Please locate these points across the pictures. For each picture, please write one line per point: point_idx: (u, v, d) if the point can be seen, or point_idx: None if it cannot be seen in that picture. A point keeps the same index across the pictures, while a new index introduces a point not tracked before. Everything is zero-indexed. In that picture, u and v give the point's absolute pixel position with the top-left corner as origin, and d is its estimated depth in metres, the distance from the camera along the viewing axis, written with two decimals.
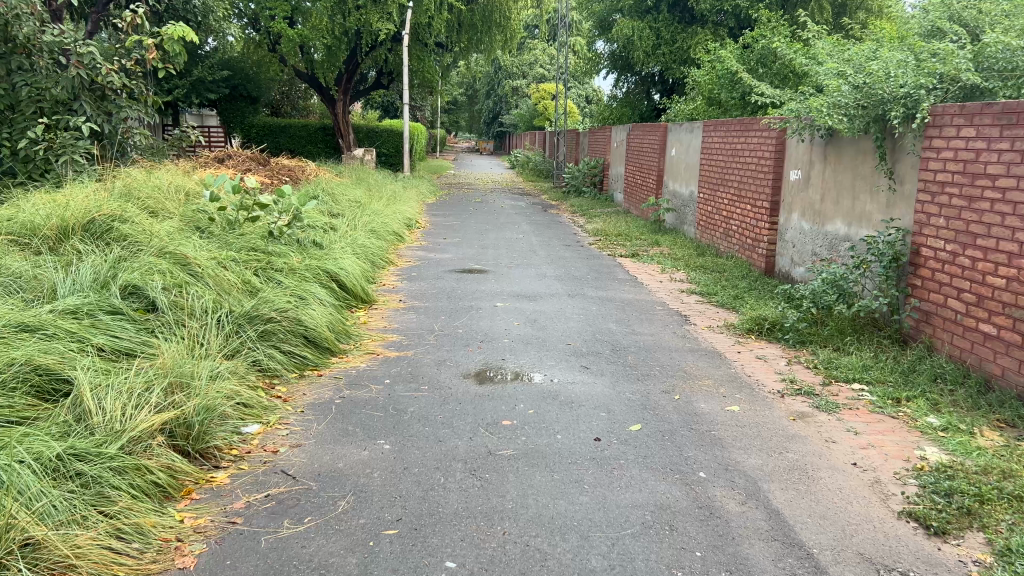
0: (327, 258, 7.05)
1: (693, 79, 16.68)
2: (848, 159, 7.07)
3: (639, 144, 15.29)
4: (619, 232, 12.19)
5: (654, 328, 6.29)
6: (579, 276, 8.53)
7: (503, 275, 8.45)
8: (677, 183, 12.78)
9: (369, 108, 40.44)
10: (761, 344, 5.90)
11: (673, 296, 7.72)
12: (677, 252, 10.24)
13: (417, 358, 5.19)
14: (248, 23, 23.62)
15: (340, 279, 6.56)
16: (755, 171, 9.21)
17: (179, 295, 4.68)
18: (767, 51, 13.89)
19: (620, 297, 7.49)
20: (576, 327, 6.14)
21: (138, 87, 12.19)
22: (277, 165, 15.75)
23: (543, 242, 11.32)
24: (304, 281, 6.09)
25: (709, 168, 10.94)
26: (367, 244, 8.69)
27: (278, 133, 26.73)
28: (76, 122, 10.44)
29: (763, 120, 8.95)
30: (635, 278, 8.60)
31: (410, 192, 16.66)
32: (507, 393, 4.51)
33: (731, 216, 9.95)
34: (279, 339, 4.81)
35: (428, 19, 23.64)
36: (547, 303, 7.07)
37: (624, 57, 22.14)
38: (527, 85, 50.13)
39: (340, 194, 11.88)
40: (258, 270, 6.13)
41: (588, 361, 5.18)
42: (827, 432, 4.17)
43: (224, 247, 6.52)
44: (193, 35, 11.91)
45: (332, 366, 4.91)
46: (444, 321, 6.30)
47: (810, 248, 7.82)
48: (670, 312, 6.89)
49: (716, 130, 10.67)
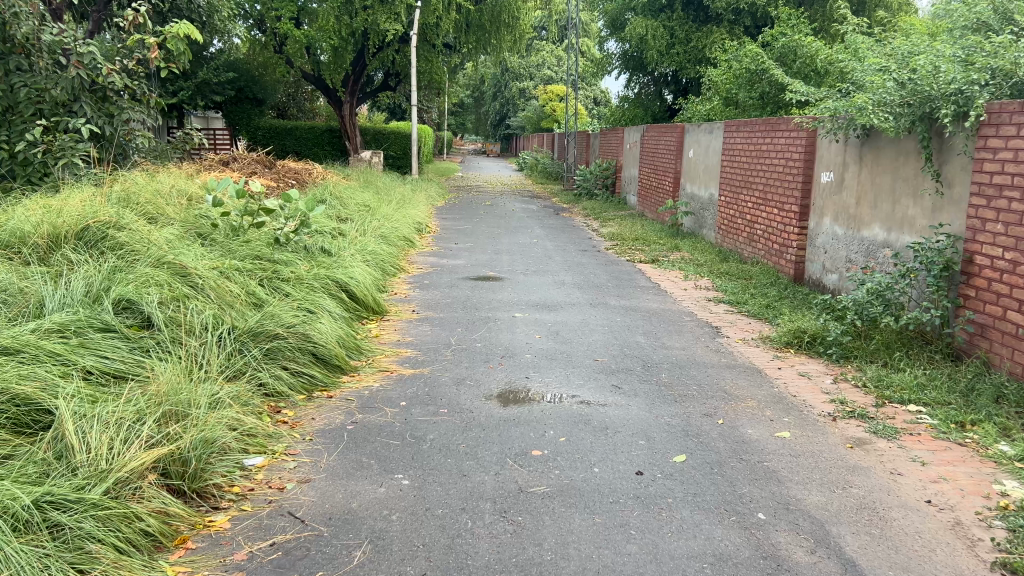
0: (335, 266, 6.66)
1: (710, 79, 16.28)
2: (888, 160, 6.66)
3: (654, 145, 14.90)
4: (636, 237, 11.80)
5: (685, 341, 5.88)
6: (600, 283, 8.14)
7: (520, 282, 8.06)
8: (695, 185, 12.37)
9: (376, 109, 40.12)
10: (802, 360, 5.49)
11: (700, 305, 7.31)
12: (699, 258, 9.84)
13: (433, 377, 4.80)
14: (254, 24, 23.33)
15: (350, 289, 6.17)
16: (782, 174, 8.80)
17: (178, 310, 4.30)
18: (788, 49, 13.48)
19: (644, 307, 7.09)
20: (602, 341, 5.74)
21: (140, 87, 11.86)
22: (284, 168, 15.40)
23: (558, 247, 10.94)
24: (312, 292, 5.72)
25: (731, 169, 10.53)
26: (377, 250, 8.31)
27: (285, 136, 26.42)
28: (76, 123, 10.12)
29: (791, 120, 8.55)
30: (658, 285, 8.21)
31: (419, 195, 16.30)
32: (535, 418, 4.13)
33: (755, 221, 9.55)
34: (286, 358, 4.43)
35: (437, 19, 23.31)
36: (568, 313, 6.67)
37: (636, 57, 21.75)
38: (535, 86, 49.77)
39: (349, 197, 11.51)
40: (263, 280, 5.75)
41: (620, 380, 4.78)
42: (891, 462, 3.76)
43: (227, 255, 6.15)
44: (197, 35, 11.59)
45: (342, 387, 4.52)
46: (460, 334, 5.91)
47: (844, 254, 7.41)
48: (699, 324, 6.49)
49: (738, 130, 10.27)
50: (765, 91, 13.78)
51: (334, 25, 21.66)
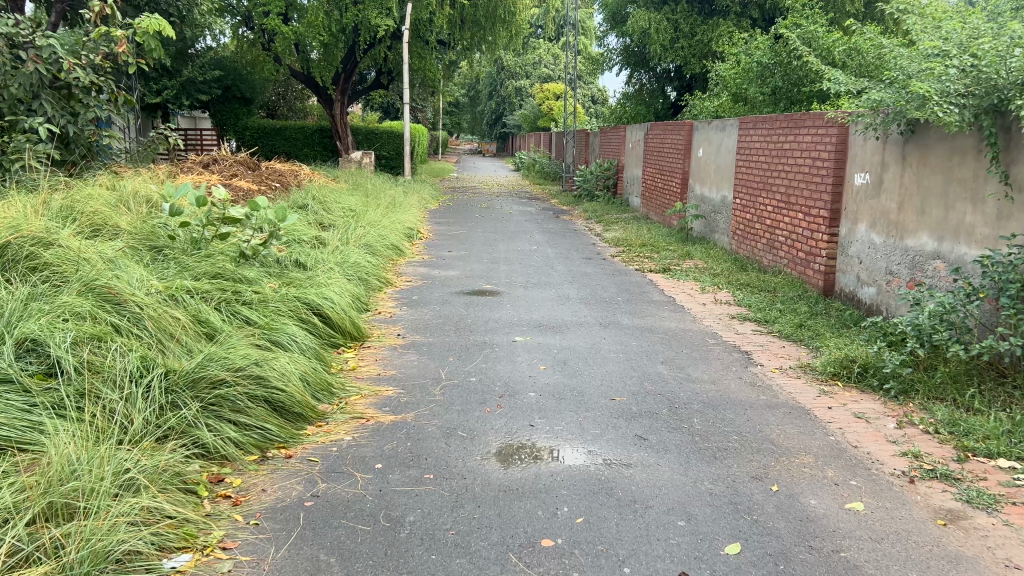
0: (308, 285, 5.82)
1: (717, 74, 15.51)
2: (939, 159, 5.83)
3: (659, 144, 14.08)
4: (644, 242, 10.97)
5: (714, 372, 5.03)
6: (610, 298, 7.30)
7: (519, 297, 7.23)
8: (706, 187, 11.54)
9: (368, 108, 39.18)
10: (853, 396, 4.67)
11: (725, 325, 6.47)
12: (715, 267, 9.01)
13: (418, 427, 3.93)
14: (241, 21, 22.51)
15: (323, 312, 5.33)
16: (807, 175, 7.98)
17: (96, 353, 3.44)
18: (804, 40, 12.63)
19: (662, 326, 6.25)
20: (618, 373, 4.89)
21: (109, 85, 10.94)
22: (267, 170, 14.55)
23: (560, 254, 10.11)
24: (276, 319, 4.87)
25: (747, 169, 9.71)
26: (359, 262, 7.46)
27: (273, 136, 25.58)
28: (33, 122, 9.25)
29: (819, 115, 7.73)
30: (672, 299, 7.39)
31: (411, 198, 15.48)
32: (544, 486, 3.28)
33: (777, 226, 8.72)
34: (233, 409, 3.57)
35: (430, 15, 22.47)
36: (576, 336, 5.83)
37: (638, 52, 20.99)
38: (531, 85, 48.91)
39: (334, 202, 10.65)
40: (219, 305, 4.91)
41: (644, 429, 3.95)
42: (1001, 547, 2.93)
43: (181, 273, 5.31)
44: (169, 28, 10.69)
45: (304, 443, 3.67)
46: (452, 364, 5.05)
47: (884, 265, 6.59)
48: (727, 349, 5.63)
49: (755, 128, 9.45)
50: (777, 86, 13.01)
51: (323, 21, 20.78)
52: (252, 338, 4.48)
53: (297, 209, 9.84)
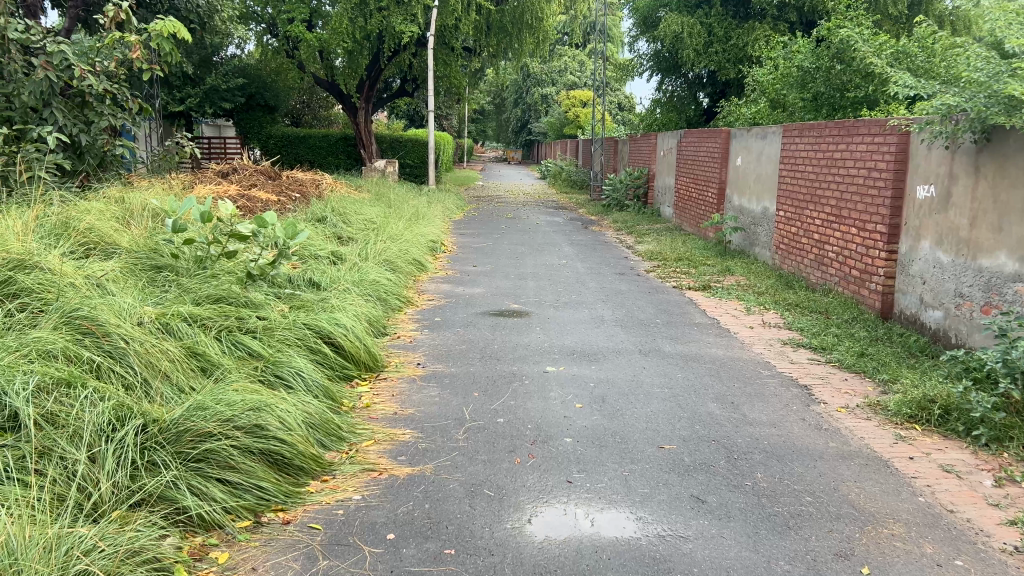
0: (320, 309, 5.32)
1: (754, 79, 14.88)
2: (1020, 171, 5.22)
3: (694, 152, 13.49)
4: (679, 256, 10.39)
5: (773, 414, 4.46)
6: (648, 320, 6.74)
7: (550, 319, 6.69)
8: (745, 198, 10.94)
9: (394, 116, 38.88)
10: (937, 443, 4.07)
11: (777, 353, 5.88)
12: (760, 285, 8.42)
13: (438, 483, 3.40)
14: (265, 28, 22.27)
15: (335, 341, 4.83)
16: (861, 187, 7.37)
17: (62, 402, 2.96)
18: (848, 43, 11.95)
19: (707, 355, 5.69)
20: (664, 415, 4.34)
21: (124, 92, 10.58)
22: (288, 179, 14.15)
23: (592, 269, 9.56)
24: (282, 352, 4.37)
25: (792, 180, 9.10)
26: (377, 279, 6.97)
27: (297, 144, 24.83)
28: (42, 131, 8.88)
29: (875, 121, 7.13)
30: (716, 322, 6.81)
31: (435, 209, 15.00)
32: (589, 567, 2.74)
33: (826, 241, 8.11)
34: (222, 466, 3.05)
35: (455, 21, 22.03)
36: (614, 365, 5.29)
37: (670, 58, 20.40)
38: (557, 92, 48.35)
39: (354, 213, 10.20)
40: (220, 335, 4.44)
41: (701, 488, 3.39)
42: None
43: (181, 298, 4.85)
44: (185, 32, 10.27)
45: (305, 504, 3.15)
46: (478, 400, 4.52)
47: (953, 286, 5.96)
48: (783, 384, 5.05)
49: (801, 136, 8.86)
50: (820, 91, 12.36)
51: (347, 28, 20.43)
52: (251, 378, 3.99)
53: (316, 222, 9.40)
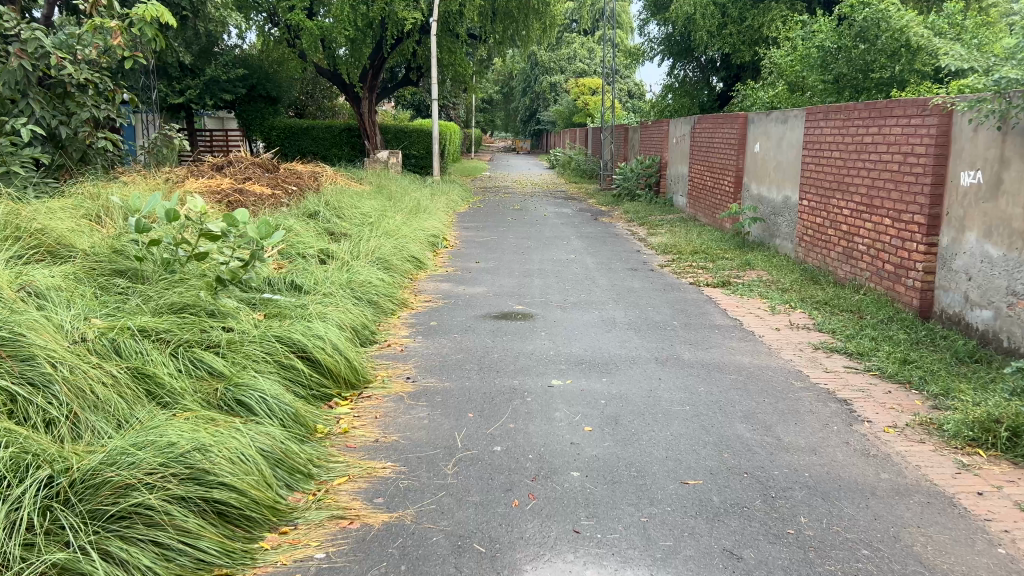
0: (298, 318, 4.77)
1: (771, 60, 14.18)
2: None
3: (709, 138, 12.84)
4: (695, 249, 9.79)
5: (811, 437, 3.88)
6: (664, 323, 6.16)
7: (557, 322, 6.12)
8: (764, 186, 10.32)
9: (400, 105, 38.21)
10: (1009, 473, 3.47)
11: (808, 360, 5.29)
12: (783, 281, 7.81)
13: (419, 535, 2.83)
14: (266, 18, 21.77)
15: (311, 356, 4.27)
16: (896, 174, 6.74)
17: None
18: (872, 21, 11.25)
19: (731, 364, 5.10)
20: (685, 440, 3.75)
21: (106, 82, 10.05)
22: (285, 172, 13.61)
23: (602, 264, 8.98)
24: (244, 373, 3.82)
25: (817, 167, 8.48)
26: (368, 280, 6.43)
27: (300, 136, 24.24)
28: (17, 123, 8.36)
29: (912, 102, 6.50)
30: (739, 324, 6.23)
31: (438, 201, 14.41)
32: None
33: (856, 233, 7.49)
34: (148, 524, 2.50)
35: (460, 7, 21.36)
36: (627, 378, 4.71)
37: (682, 41, 19.74)
38: (565, 80, 47.62)
39: (350, 208, 9.64)
40: (177, 352, 3.90)
41: (736, 541, 2.82)
42: None
43: (138, 309, 4.31)
44: (170, 18, 9.64)
45: (254, 568, 2.58)
46: (472, 424, 3.94)
47: (1004, 283, 5.35)
48: (818, 398, 4.46)
49: (826, 120, 8.24)
50: (841, 73, 11.69)
51: (348, 15, 19.88)
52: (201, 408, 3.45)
53: (308, 217, 8.84)
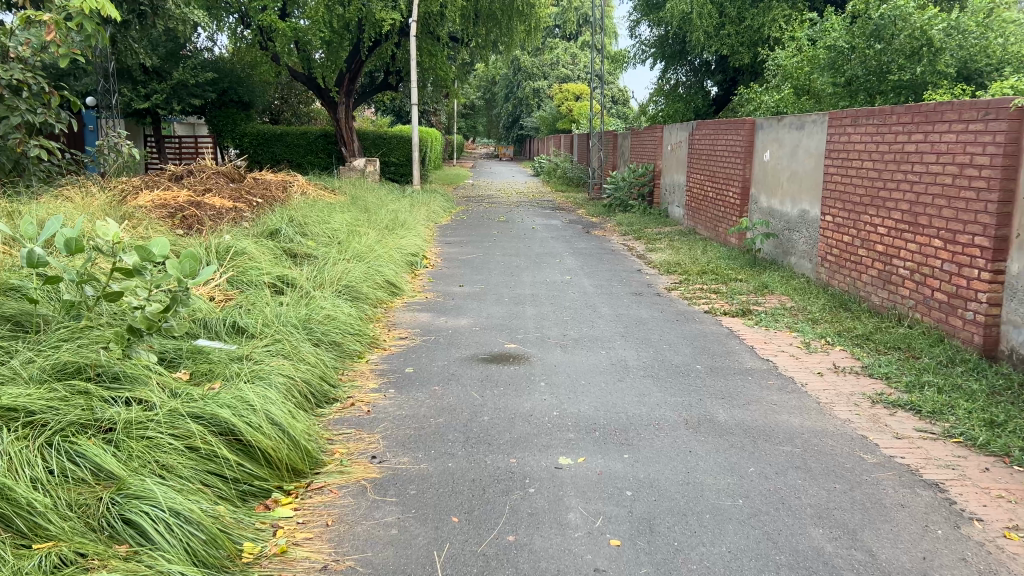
0: (230, 382, 3.69)
1: (775, 62, 13.28)
2: None
3: (710, 144, 11.89)
4: (702, 269, 8.82)
5: (916, 552, 2.86)
6: (686, 367, 5.15)
7: (558, 367, 5.10)
8: (776, 198, 9.38)
9: (380, 111, 37.14)
10: None
11: (870, 421, 4.29)
12: (812, 309, 6.85)
13: None
14: (237, 20, 20.65)
15: (241, 438, 3.20)
16: (948, 189, 5.79)
17: None
18: (889, 19, 10.39)
19: (779, 428, 4.10)
20: (750, 562, 2.74)
21: (41, 83, 8.81)
22: (252, 182, 12.51)
23: (602, 288, 8.00)
24: (141, 475, 2.76)
25: (844, 179, 7.53)
26: (331, 318, 5.38)
27: (274, 142, 23.15)
28: None
29: (971, 103, 5.55)
30: (773, 368, 5.24)
31: (419, 213, 13.38)
32: None
33: (895, 254, 6.52)
34: None
35: (440, 7, 20.32)
36: (655, 454, 3.67)
37: (676, 44, 18.93)
38: (549, 86, 46.71)
39: (318, 223, 8.58)
40: (50, 442, 2.84)
41: None
42: None
43: (13, 378, 3.25)
44: (112, 10, 8.23)
45: None
46: (456, 538, 2.89)
47: None
48: (901, 483, 3.46)
49: (855, 126, 7.30)
50: (855, 75, 10.80)
51: (324, 16, 18.93)
52: (60, 547, 2.39)
53: (267, 236, 7.75)
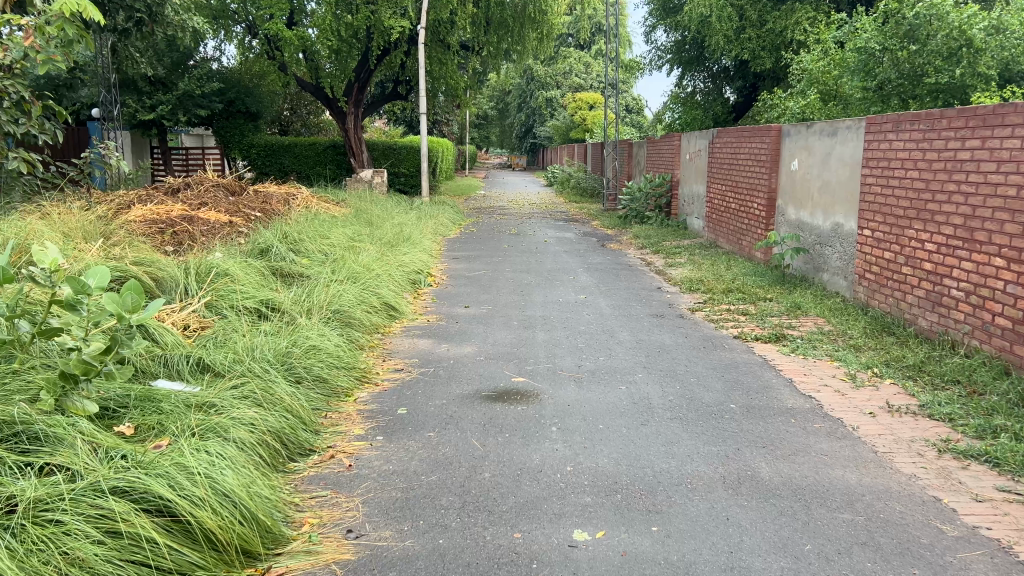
0: (177, 439, 3.08)
1: (800, 66, 12.65)
2: None
3: (732, 152, 11.23)
4: (729, 286, 8.15)
5: None
6: (719, 408, 4.50)
7: (570, 407, 4.46)
8: (806, 210, 8.71)
9: (392, 122, 36.67)
10: None
11: (941, 476, 3.63)
12: (853, 335, 6.18)
13: None
14: (244, 29, 20.16)
15: (181, 518, 2.60)
16: (1012, 202, 5.13)
17: None
18: (924, 18, 9.85)
19: (836, 488, 3.45)
20: None
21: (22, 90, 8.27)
22: (251, 195, 11.97)
23: (620, 309, 7.36)
24: None
25: (884, 190, 6.88)
26: (316, 350, 4.76)
27: (281, 153, 22.67)
28: None
29: None
30: (817, 407, 4.57)
31: (427, 227, 12.79)
32: None
33: (947, 274, 5.85)
34: None
35: (450, 14, 19.79)
36: (690, 528, 3.02)
37: (693, 49, 18.37)
38: (562, 95, 46.12)
39: (315, 239, 7.99)
40: None
41: None
42: None
43: None
44: (94, 13, 7.66)
45: None
46: None
47: None
48: (995, 568, 2.80)
49: (897, 133, 6.66)
50: (887, 78, 10.18)
51: (331, 25, 18.32)
52: None
53: (257, 254, 7.14)
